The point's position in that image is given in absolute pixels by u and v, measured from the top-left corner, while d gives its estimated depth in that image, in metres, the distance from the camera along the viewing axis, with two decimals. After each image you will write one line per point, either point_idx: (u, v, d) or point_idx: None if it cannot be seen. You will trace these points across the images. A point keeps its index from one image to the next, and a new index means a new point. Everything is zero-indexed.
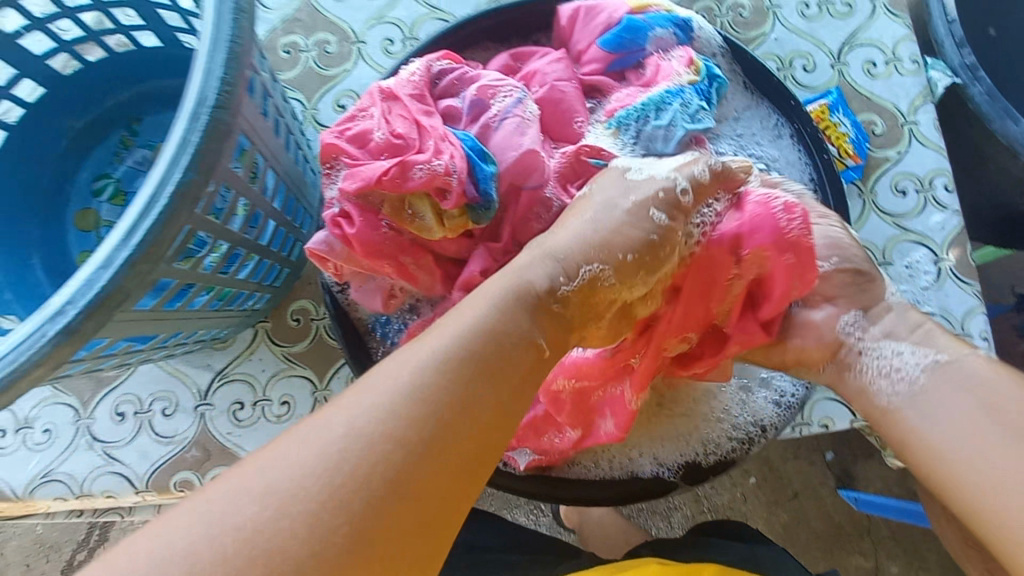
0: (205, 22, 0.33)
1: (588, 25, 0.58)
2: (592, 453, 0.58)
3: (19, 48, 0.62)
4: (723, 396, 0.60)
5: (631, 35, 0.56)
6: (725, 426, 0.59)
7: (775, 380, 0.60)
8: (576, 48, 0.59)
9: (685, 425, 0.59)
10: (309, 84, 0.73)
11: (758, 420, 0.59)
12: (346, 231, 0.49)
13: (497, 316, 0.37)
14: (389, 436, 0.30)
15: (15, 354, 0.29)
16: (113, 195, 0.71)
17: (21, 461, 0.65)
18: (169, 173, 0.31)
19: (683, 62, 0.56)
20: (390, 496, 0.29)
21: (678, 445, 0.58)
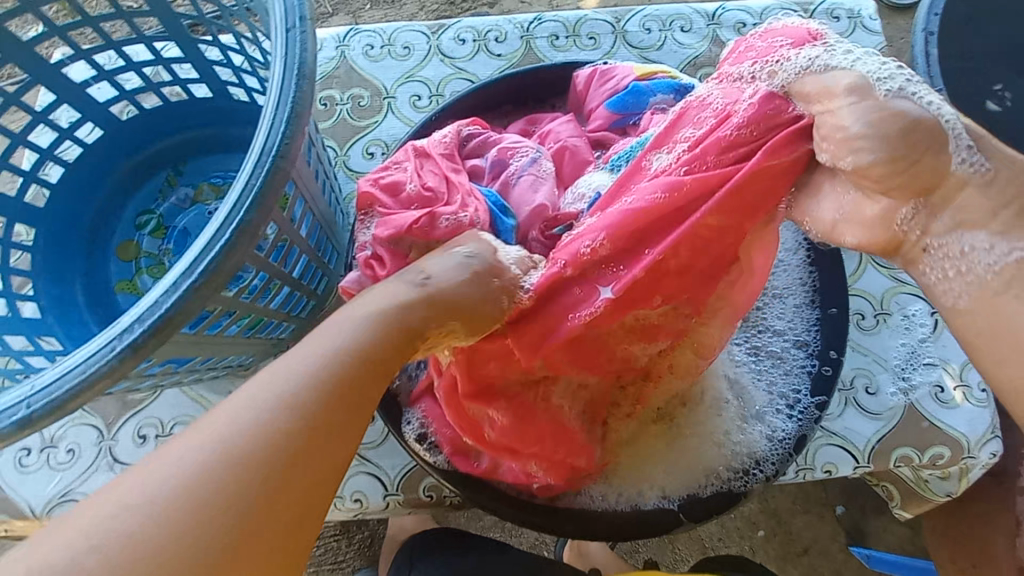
0: (272, 85, 0.38)
1: (600, 89, 0.64)
2: (598, 486, 0.60)
3: (85, 97, 0.70)
4: (725, 426, 0.62)
5: (634, 98, 0.61)
6: (727, 458, 0.60)
7: (770, 415, 0.61)
8: (589, 107, 0.64)
9: (686, 459, 0.61)
10: (342, 134, 0.80)
11: (756, 457, 0.60)
12: (377, 272, 0.53)
13: (360, 328, 0.39)
14: (256, 436, 0.32)
15: (85, 366, 0.32)
16: (153, 229, 0.75)
17: (42, 479, 0.67)
18: (234, 211, 0.35)
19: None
20: (254, 506, 0.30)
21: (680, 479, 0.60)
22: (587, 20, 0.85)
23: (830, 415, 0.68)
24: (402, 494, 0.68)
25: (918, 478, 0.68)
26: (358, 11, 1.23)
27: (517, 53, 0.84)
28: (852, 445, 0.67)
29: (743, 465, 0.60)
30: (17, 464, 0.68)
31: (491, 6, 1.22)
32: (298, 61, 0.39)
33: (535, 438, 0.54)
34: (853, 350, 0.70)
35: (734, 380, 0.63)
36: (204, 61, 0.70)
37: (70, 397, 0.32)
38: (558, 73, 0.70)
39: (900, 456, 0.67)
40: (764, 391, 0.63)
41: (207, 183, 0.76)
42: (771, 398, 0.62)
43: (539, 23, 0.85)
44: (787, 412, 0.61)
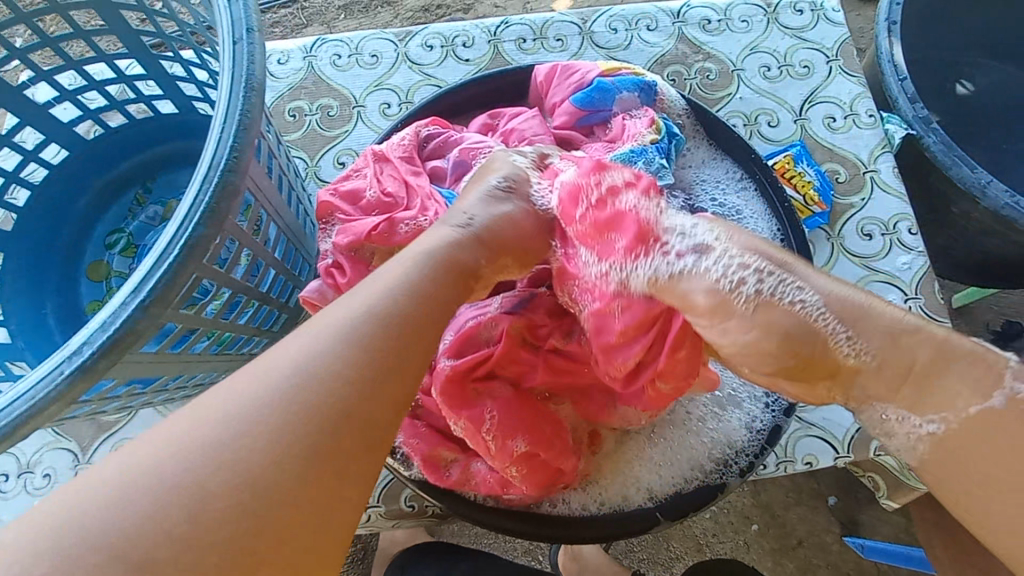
0: (219, 97, 0.38)
1: (563, 84, 0.63)
2: (581, 492, 0.59)
3: (49, 118, 0.70)
4: (702, 418, 0.61)
5: (600, 95, 0.61)
6: (708, 451, 0.59)
7: (748, 403, 0.61)
8: (550, 101, 0.64)
9: (673, 456, 0.60)
10: (312, 145, 0.79)
11: (738, 447, 0.59)
12: (337, 281, 0.52)
13: (398, 291, 0.38)
14: (260, 440, 0.30)
15: (34, 391, 0.32)
16: (124, 248, 0.74)
17: (19, 505, 0.66)
18: (182, 227, 0.35)
19: (645, 122, 0.59)
20: (264, 494, 0.29)
21: (663, 474, 0.59)
22: (553, 22, 0.85)
23: (807, 406, 0.69)
24: (383, 505, 0.67)
25: (900, 466, 0.69)
26: (330, 22, 1.23)
27: (485, 58, 0.84)
28: (831, 435, 0.67)
29: (726, 456, 0.59)
30: None
31: (462, 11, 1.22)
32: (246, 75, 0.38)
33: (535, 427, 0.54)
34: None
35: (711, 370, 0.63)
36: (168, 78, 0.70)
37: (19, 423, 0.32)
38: (521, 75, 0.70)
39: (881, 444, 0.67)
40: (740, 380, 0.63)
41: (176, 200, 0.75)
42: (749, 386, 0.62)
43: (506, 27, 0.85)
44: (765, 400, 0.61)
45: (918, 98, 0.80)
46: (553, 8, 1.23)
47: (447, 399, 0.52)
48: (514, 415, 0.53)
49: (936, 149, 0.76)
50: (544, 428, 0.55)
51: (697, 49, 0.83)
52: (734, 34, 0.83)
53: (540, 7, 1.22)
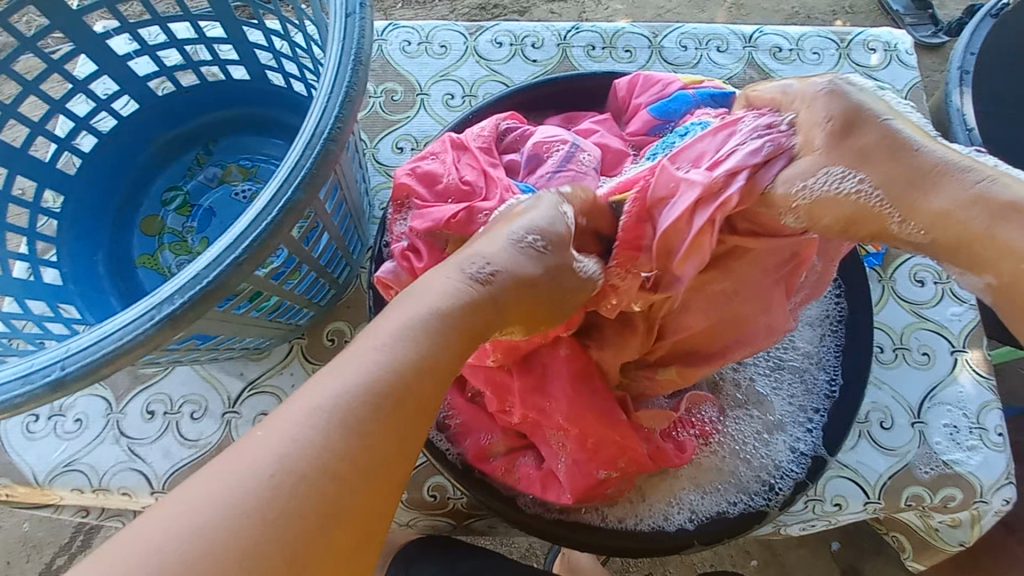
0: (327, 68, 0.38)
1: (644, 92, 0.64)
2: (624, 505, 0.58)
3: (126, 70, 0.71)
4: (749, 438, 0.61)
5: (675, 104, 0.61)
6: (757, 473, 0.59)
7: (793, 426, 0.61)
8: (631, 108, 0.64)
9: (719, 476, 0.60)
10: (374, 127, 0.80)
11: (779, 468, 0.59)
12: (413, 263, 0.52)
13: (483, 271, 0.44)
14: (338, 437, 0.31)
15: (122, 333, 0.32)
16: (179, 206, 0.75)
17: (49, 447, 0.67)
18: (282, 190, 0.35)
19: (717, 118, 0.58)
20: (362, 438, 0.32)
21: (707, 492, 0.59)
22: (623, 33, 0.85)
23: (844, 447, 0.67)
24: (406, 493, 0.69)
25: (927, 527, 0.68)
26: (389, 9, 1.24)
27: (552, 61, 0.84)
28: (864, 480, 0.66)
29: (768, 478, 0.59)
30: (26, 430, 0.67)
31: (520, 13, 1.23)
32: (355, 47, 0.39)
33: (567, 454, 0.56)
34: (872, 384, 0.70)
35: (755, 390, 0.63)
36: (246, 44, 0.71)
37: (105, 362, 0.32)
38: (592, 81, 0.70)
39: (911, 494, 0.66)
40: (785, 403, 0.62)
41: (235, 165, 0.76)
42: (792, 409, 0.62)
43: (576, 32, 0.85)
44: (809, 422, 0.60)
45: (984, 149, 0.80)
46: (614, 19, 1.22)
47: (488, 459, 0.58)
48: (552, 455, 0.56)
49: None
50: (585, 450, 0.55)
51: (765, 75, 0.82)
52: (805, 65, 0.83)
53: (599, 17, 1.23)
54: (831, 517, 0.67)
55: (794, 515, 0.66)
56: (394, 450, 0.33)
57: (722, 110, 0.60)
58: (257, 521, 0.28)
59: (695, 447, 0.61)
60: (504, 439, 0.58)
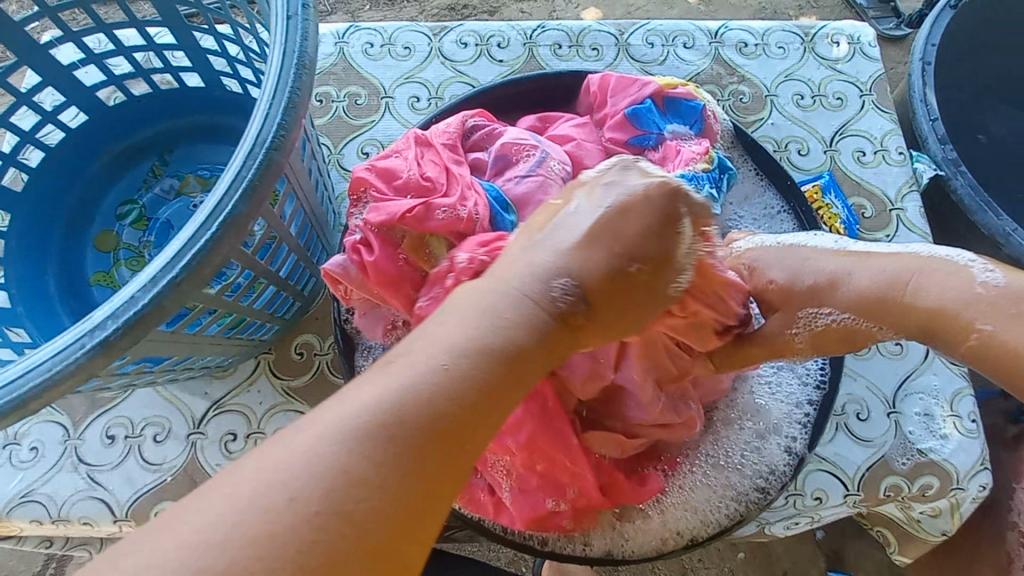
0: (269, 73, 0.36)
1: (620, 99, 0.62)
2: (609, 532, 0.57)
3: (72, 80, 0.68)
4: (739, 443, 0.60)
5: (654, 122, 0.61)
6: (742, 479, 0.59)
7: (783, 431, 0.60)
8: (605, 110, 0.63)
9: (708, 482, 0.59)
10: (337, 132, 0.78)
11: (770, 474, 0.58)
12: (364, 257, 0.51)
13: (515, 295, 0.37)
14: (357, 478, 0.28)
15: (51, 363, 0.30)
16: (135, 220, 0.72)
17: (3, 478, 0.64)
18: (223, 203, 0.34)
19: (698, 150, 0.59)
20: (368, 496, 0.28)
21: (699, 504, 0.58)
22: (590, 30, 0.84)
23: (822, 439, 0.67)
24: None
25: (908, 518, 0.68)
26: (355, 10, 1.21)
27: (519, 60, 0.83)
28: (842, 471, 0.66)
29: (761, 485, 0.58)
30: None
31: (489, 13, 1.22)
32: (298, 51, 0.37)
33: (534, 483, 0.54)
34: (847, 376, 0.70)
35: (752, 395, 0.62)
36: (199, 50, 0.68)
37: (33, 396, 0.30)
38: (562, 81, 0.69)
39: (890, 485, 0.66)
40: (780, 408, 0.61)
41: (193, 175, 0.73)
42: (787, 414, 0.61)
43: (542, 31, 0.84)
44: (802, 428, 0.60)
45: (948, 139, 0.81)
46: (582, 17, 1.22)
47: None
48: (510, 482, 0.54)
49: (963, 191, 0.78)
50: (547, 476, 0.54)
51: (732, 71, 0.82)
52: (771, 60, 0.83)
53: (568, 15, 1.22)
54: (812, 512, 0.66)
55: (775, 512, 0.66)
56: (413, 497, 0.29)
57: (698, 134, 0.62)
58: (269, 569, 0.26)
59: (688, 458, 0.60)
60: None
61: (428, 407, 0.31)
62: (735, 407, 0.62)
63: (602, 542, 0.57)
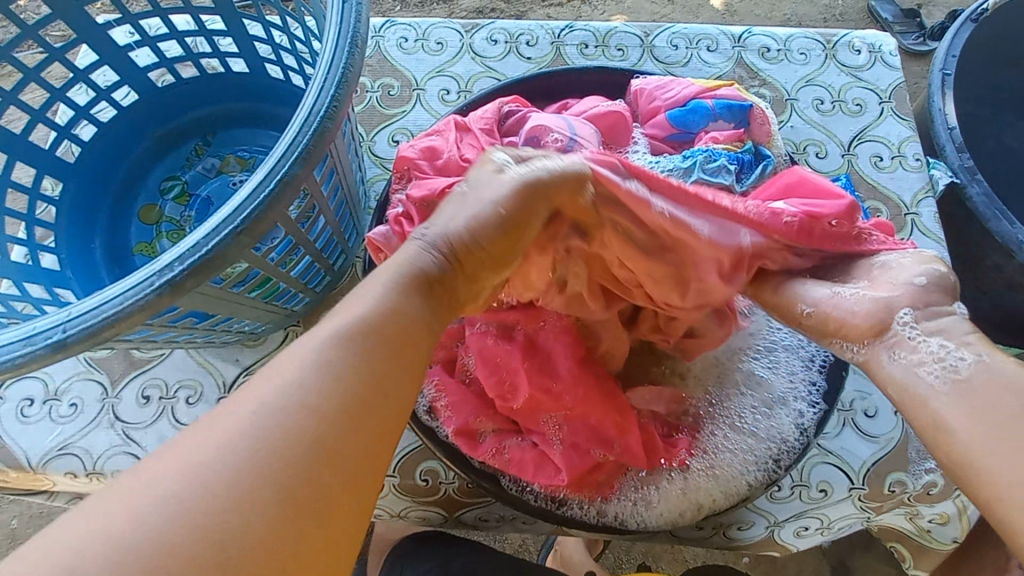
0: (324, 50, 0.40)
1: (662, 93, 0.66)
2: (626, 497, 0.58)
3: (126, 61, 0.72)
4: (743, 411, 0.61)
5: (693, 112, 0.64)
6: (754, 451, 0.59)
7: (792, 401, 0.61)
8: (648, 106, 0.66)
9: (717, 453, 0.59)
10: (371, 120, 0.81)
11: (783, 446, 0.59)
12: (405, 228, 0.54)
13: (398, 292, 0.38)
14: (311, 434, 0.30)
15: (122, 298, 0.33)
16: (177, 195, 0.76)
17: (44, 431, 0.67)
18: (279, 165, 0.37)
19: (731, 140, 0.62)
20: (304, 475, 0.29)
21: (721, 472, 0.59)
22: (616, 31, 0.87)
23: (827, 433, 0.69)
24: (399, 478, 0.70)
25: (919, 529, 0.70)
26: (388, 10, 1.26)
27: (546, 58, 0.86)
28: (848, 465, 0.68)
29: (774, 455, 0.59)
30: (19, 413, 0.68)
31: (518, 16, 1.25)
32: (351, 31, 0.40)
33: (585, 441, 0.55)
34: (853, 371, 0.72)
35: (756, 367, 0.63)
36: (246, 37, 0.72)
37: (104, 326, 0.33)
38: (593, 76, 0.73)
39: (895, 480, 0.67)
40: (787, 380, 0.62)
41: (233, 156, 0.78)
42: (795, 385, 0.61)
43: (570, 31, 0.87)
44: (812, 400, 0.60)
45: (965, 148, 0.82)
46: (608, 22, 1.25)
47: (471, 439, 0.56)
48: (556, 441, 0.55)
49: (977, 199, 0.79)
50: (585, 428, 0.55)
51: (754, 74, 0.85)
52: (791, 65, 0.85)
53: (595, 21, 1.25)
54: (820, 505, 0.67)
55: (781, 500, 0.67)
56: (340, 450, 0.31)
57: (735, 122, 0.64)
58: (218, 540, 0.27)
59: (703, 424, 0.61)
60: (493, 420, 0.57)
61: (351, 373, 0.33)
62: (744, 379, 0.62)
63: (620, 508, 0.57)
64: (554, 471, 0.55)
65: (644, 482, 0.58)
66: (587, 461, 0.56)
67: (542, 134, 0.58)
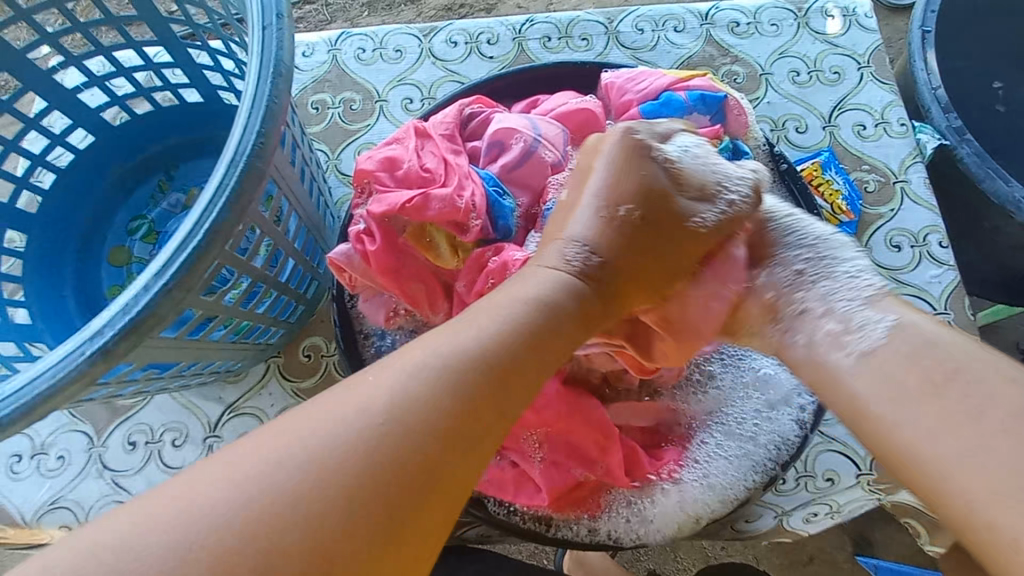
0: (247, 83, 0.38)
1: (636, 85, 0.63)
2: (618, 511, 0.56)
3: (77, 103, 0.71)
4: (740, 413, 0.59)
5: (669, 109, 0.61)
6: (751, 453, 0.57)
7: (789, 398, 0.59)
8: (621, 100, 0.63)
9: (713, 459, 0.57)
10: (334, 138, 0.79)
11: (779, 444, 0.57)
12: (367, 247, 0.52)
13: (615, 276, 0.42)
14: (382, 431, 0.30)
15: (54, 371, 0.32)
16: (145, 234, 0.74)
17: (33, 486, 0.67)
18: (207, 212, 0.35)
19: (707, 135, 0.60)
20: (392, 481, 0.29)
21: (715, 477, 0.57)
22: (579, 21, 0.84)
23: (829, 420, 0.67)
24: None
25: None
26: (353, 18, 1.23)
27: (509, 56, 0.83)
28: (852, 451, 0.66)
29: (772, 455, 0.57)
30: (8, 471, 0.67)
31: (486, 10, 1.22)
32: (274, 61, 0.38)
33: (566, 459, 0.54)
34: None
35: (753, 367, 0.61)
36: (195, 66, 0.71)
37: (38, 402, 0.32)
38: (555, 72, 0.70)
39: None
40: (785, 377, 0.60)
41: (198, 188, 0.76)
42: (793, 381, 0.59)
43: (531, 25, 0.84)
44: (806, 394, 0.59)
45: (952, 107, 0.78)
46: (578, 9, 1.21)
47: None
48: (537, 462, 0.53)
49: (968, 160, 0.76)
50: (564, 444, 0.54)
51: (725, 52, 0.81)
52: (763, 38, 0.82)
53: (564, 8, 1.22)
54: (825, 494, 0.65)
55: (787, 495, 0.65)
56: (457, 455, 0.31)
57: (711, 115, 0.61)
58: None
59: (697, 430, 0.59)
60: None
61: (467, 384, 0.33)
62: (739, 380, 0.60)
63: (614, 526, 0.56)
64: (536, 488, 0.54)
65: (636, 497, 0.56)
66: (571, 480, 0.54)
67: (505, 137, 0.56)
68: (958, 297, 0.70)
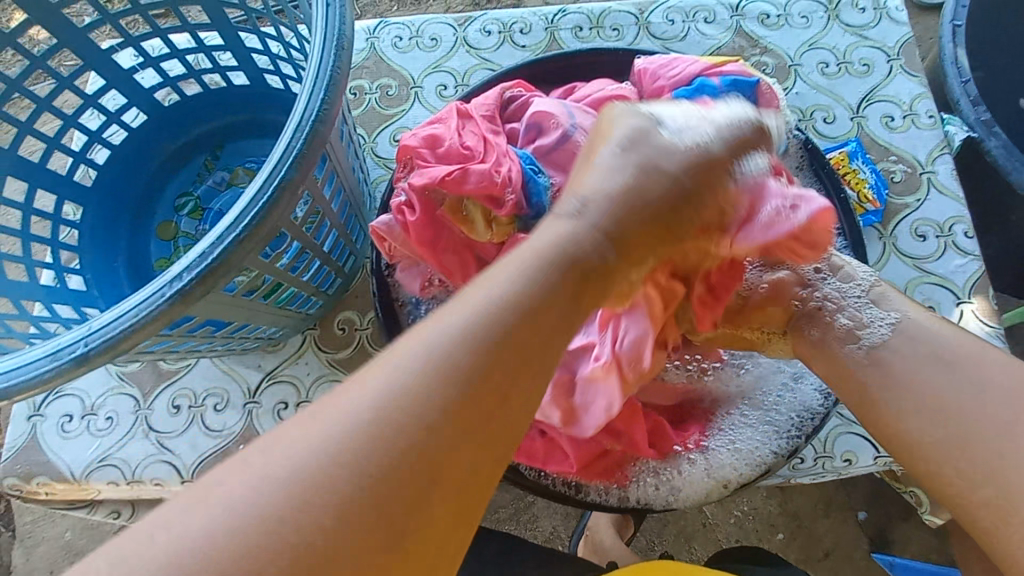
0: (312, 54, 0.40)
1: (670, 72, 0.64)
2: (647, 476, 0.58)
3: (131, 83, 0.75)
4: (766, 383, 0.61)
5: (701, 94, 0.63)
6: (777, 421, 0.59)
7: (813, 370, 0.60)
8: (654, 87, 0.65)
9: (739, 426, 0.59)
10: (371, 122, 0.82)
11: (804, 413, 0.59)
12: (407, 218, 0.55)
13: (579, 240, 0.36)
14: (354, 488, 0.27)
15: (137, 311, 0.35)
16: (191, 211, 0.78)
17: (83, 444, 0.71)
18: (276, 171, 0.38)
19: None
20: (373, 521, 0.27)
21: (741, 442, 0.58)
22: (610, 11, 0.86)
23: None
24: None
25: None
26: (384, 11, 1.26)
27: (541, 45, 0.85)
28: (872, 434, 0.67)
29: (796, 423, 0.58)
30: (60, 429, 0.71)
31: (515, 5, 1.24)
32: (337, 35, 0.41)
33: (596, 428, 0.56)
34: None
35: None
36: (245, 50, 0.74)
37: (123, 338, 0.35)
38: (590, 58, 0.72)
39: None
40: None
41: (242, 168, 0.79)
42: None
43: (563, 15, 0.86)
44: None
45: (981, 100, 0.79)
46: None
47: None
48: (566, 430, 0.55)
49: (997, 151, 0.76)
50: None
51: (754, 43, 0.83)
52: (793, 30, 0.83)
53: None
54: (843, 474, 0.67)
55: (805, 471, 0.66)
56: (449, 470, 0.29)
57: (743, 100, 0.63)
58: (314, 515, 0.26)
59: (723, 399, 0.61)
60: None
61: (380, 434, 0.28)
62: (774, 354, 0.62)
63: (642, 493, 0.57)
64: (565, 454, 0.56)
65: (661, 466, 0.58)
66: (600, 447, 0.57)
67: (545, 118, 0.59)
68: (983, 287, 0.71)
